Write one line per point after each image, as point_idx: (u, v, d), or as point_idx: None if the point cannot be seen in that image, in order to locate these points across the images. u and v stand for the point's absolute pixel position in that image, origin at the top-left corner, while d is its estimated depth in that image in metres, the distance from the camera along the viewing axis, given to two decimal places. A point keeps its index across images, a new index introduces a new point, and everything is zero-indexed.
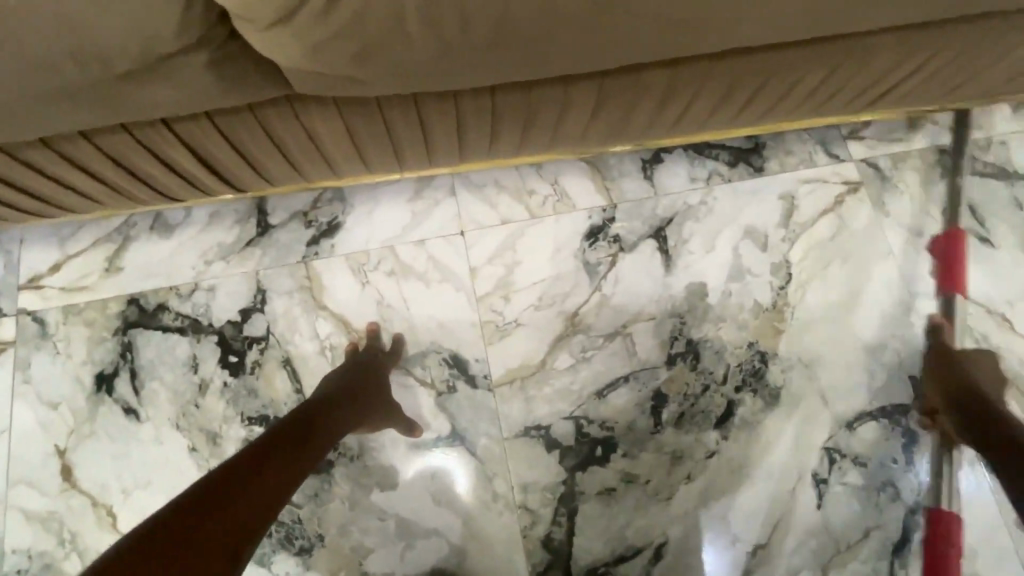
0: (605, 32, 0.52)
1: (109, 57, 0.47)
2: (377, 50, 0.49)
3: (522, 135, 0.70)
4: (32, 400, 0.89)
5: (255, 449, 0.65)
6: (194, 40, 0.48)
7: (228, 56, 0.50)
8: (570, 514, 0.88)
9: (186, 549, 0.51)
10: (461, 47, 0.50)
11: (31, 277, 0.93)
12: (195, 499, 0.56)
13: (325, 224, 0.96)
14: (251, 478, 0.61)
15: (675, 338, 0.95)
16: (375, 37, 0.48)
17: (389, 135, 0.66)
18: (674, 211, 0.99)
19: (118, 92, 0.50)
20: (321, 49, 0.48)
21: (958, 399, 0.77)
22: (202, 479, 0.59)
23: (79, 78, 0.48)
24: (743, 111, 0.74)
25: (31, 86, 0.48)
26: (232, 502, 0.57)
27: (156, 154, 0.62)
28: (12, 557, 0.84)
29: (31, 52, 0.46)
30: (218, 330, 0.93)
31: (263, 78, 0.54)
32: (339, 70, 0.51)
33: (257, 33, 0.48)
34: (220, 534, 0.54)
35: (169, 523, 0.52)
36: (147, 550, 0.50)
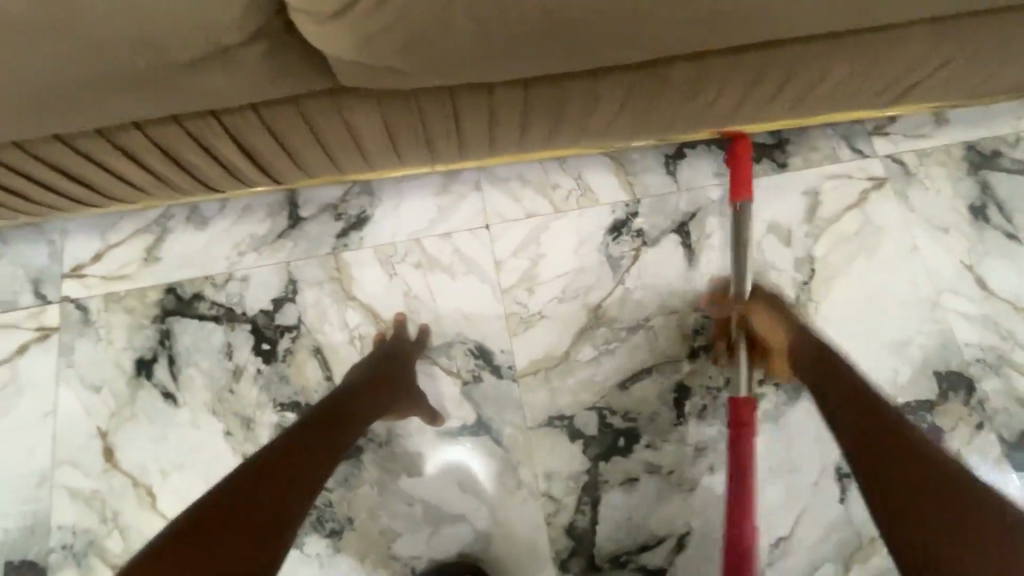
0: (638, 26, 0.54)
1: (172, 49, 0.50)
2: (423, 42, 0.51)
3: (551, 128, 0.72)
4: (75, 384, 0.93)
5: (278, 443, 0.66)
6: (250, 34, 0.51)
7: (282, 47, 0.53)
8: (593, 503, 0.90)
9: (218, 541, 0.53)
10: (502, 39, 0.52)
11: (74, 266, 0.97)
12: (229, 495, 0.57)
13: (353, 217, 0.99)
14: (282, 472, 0.62)
15: (698, 331, 0.96)
16: (421, 31, 0.50)
17: (423, 128, 0.68)
18: (697, 206, 1.00)
19: (176, 82, 0.53)
20: (371, 42, 0.51)
21: (825, 378, 0.73)
22: (233, 475, 0.60)
23: (143, 68, 0.51)
24: (770, 106, 0.75)
25: (94, 76, 0.51)
26: (263, 498, 0.59)
27: (203, 146, 0.64)
28: (57, 533, 0.88)
29: (101, 45, 0.48)
30: (252, 319, 0.96)
31: (309, 70, 0.56)
32: (385, 62, 0.54)
33: (312, 25, 0.50)
34: (251, 524, 0.56)
35: (196, 516, 0.55)
36: (184, 542, 0.52)
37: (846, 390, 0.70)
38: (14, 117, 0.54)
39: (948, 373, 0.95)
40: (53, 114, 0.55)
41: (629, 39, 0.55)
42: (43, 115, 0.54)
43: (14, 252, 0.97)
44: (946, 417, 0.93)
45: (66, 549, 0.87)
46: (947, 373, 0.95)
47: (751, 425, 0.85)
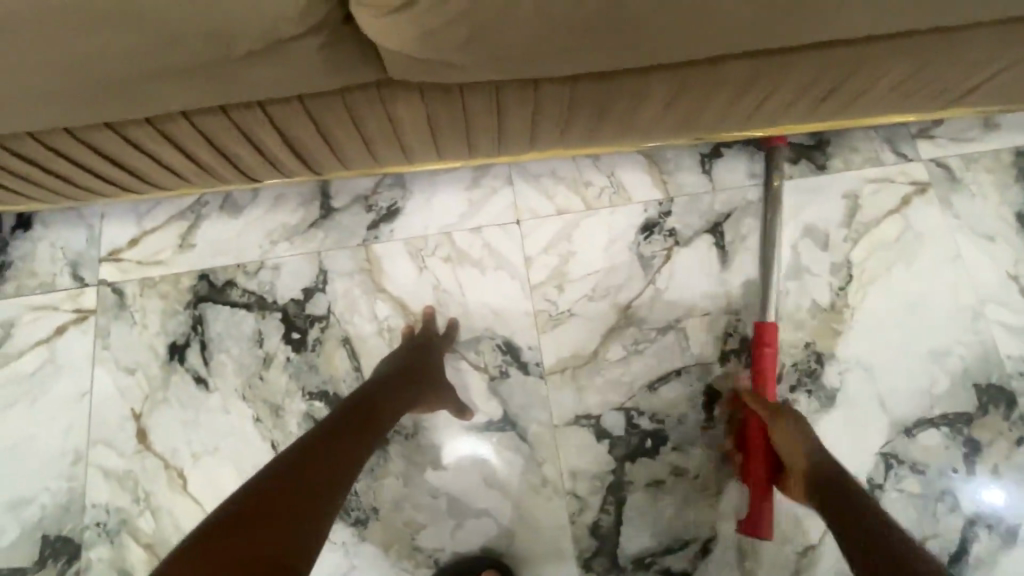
0: (698, 19, 0.52)
1: (232, 39, 0.50)
2: (480, 36, 0.51)
3: (593, 125, 0.71)
4: (110, 365, 0.95)
5: (307, 440, 0.67)
6: (310, 25, 0.50)
7: (338, 39, 0.53)
8: (618, 504, 0.89)
9: (251, 529, 0.55)
10: (563, 34, 0.52)
11: (111, 250, 0.98)
12: (259, 489, 0.59)
13: (384, 209, 0.99)
14: (309, 465, 0.63)
15: (729, 334, 0.94)
16: (481, 27, 0.50)
17: (466, 121, 0.67)
18: (732, 207, 0.98)
19: (231, 71, 0.53)
20: (430, 36, 0.50)
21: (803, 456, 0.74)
22: (262, 472, 0.62)
23: (200, 57, 0.51)
24: (818, 107, 0.73)
25: (146, 66, 0.51)
26: (292, 490, 0.60)
27: (247, 135, 0.65)
28: (91, 510, 0.90)
29: (161, 32, 0.49)
30: (283, 308, 0.96)
31: (359, 61, 0.56)
32: (440, 56, 0.53)
33: (373, 18, 0.50)
34: (287, 516, 0.57)
35: (230, 516, 0.56)
36: (219, 534, 0.54)
37: (823, 469, 0.71)
38: (67, 106, 0.55)
39: (988, 386, 0.92)
40: (103, 102, 0.55)
41: (687, 32, 0.54)
42: (97, 99, 0.55)
43: (54, 234, 0.99)
44: (984, 431, 0.91)
45: (99, 527, 0.89)
46: (987, 386, 0.92)
47: (774, 346, 0.86)
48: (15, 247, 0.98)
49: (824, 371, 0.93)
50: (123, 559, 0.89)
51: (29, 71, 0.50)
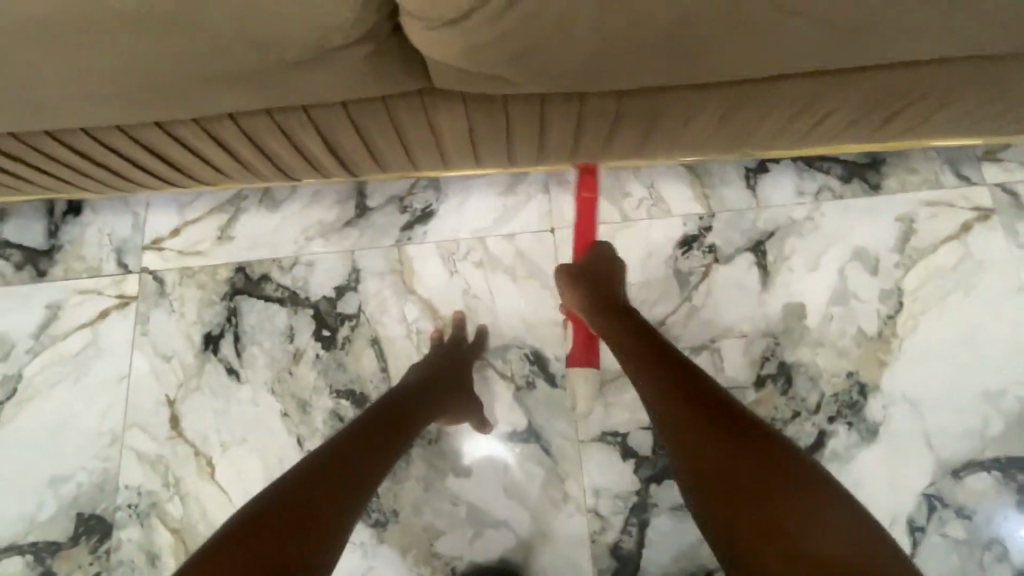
0: (763, 31, 0.50)
1: (282, 47, 0.50)
2: (534, 51, 0.50)
3: (638, 139, 0.69)
4: (148, 350, 0.97)
5: (333, 444, 0.67)
6: (360, 36, 0.50)
7: (388, 49, 0.52)
8: (640, 526, 0.87)
9: (274, 534, 0.55)
10: (621, 50, 0.50)
11: (154, 239, 1.01)
12: (281, 494, 0.59)
13: (419, 210, 0.99)
14: (333, 471, 0.63)
15: (767, 358, 0.91)
16: (534, 40, 0.49)
17: (507, 131, 0.66)
18: (776, 225, 0.95)
19: (279, 78, 0.53)
20: (485, 50, 0.49)
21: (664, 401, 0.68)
22: (286, 477, 0.61)
23: (251, 64, 0.51)
24: (881, 127, 0.69)
25: (198, 71, 0.52)
26: (313, 495, 0.59)
27: (289, 137, 0.65)
28: (124, 491, 0.92)
29: (214, 40, 0.49)
30: (315, 305, 0.97)
31: (404, 70, 0.55)
32: (488, 68, 0.52)
33: (427, 31, 0.49)
34: (307, 521, 0.57)
35: (252, 519, 0.56)
36: (242, 538, 0.54)
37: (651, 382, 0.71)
38: (120, 105, 0.56)
39: None
40: (153, 102, 0.56)
41: (745, 47, 0.51)
42: (149, 100, 0.55)
43: (101, 220, 1.02)
44: None
45: (130, 508, 0.92)
46: None
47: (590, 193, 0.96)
48: (65, 231, 1.02)
49: (868, 403, 0.88)
50: (151, 542, 0.91)
51: (85, 71, 0.51)
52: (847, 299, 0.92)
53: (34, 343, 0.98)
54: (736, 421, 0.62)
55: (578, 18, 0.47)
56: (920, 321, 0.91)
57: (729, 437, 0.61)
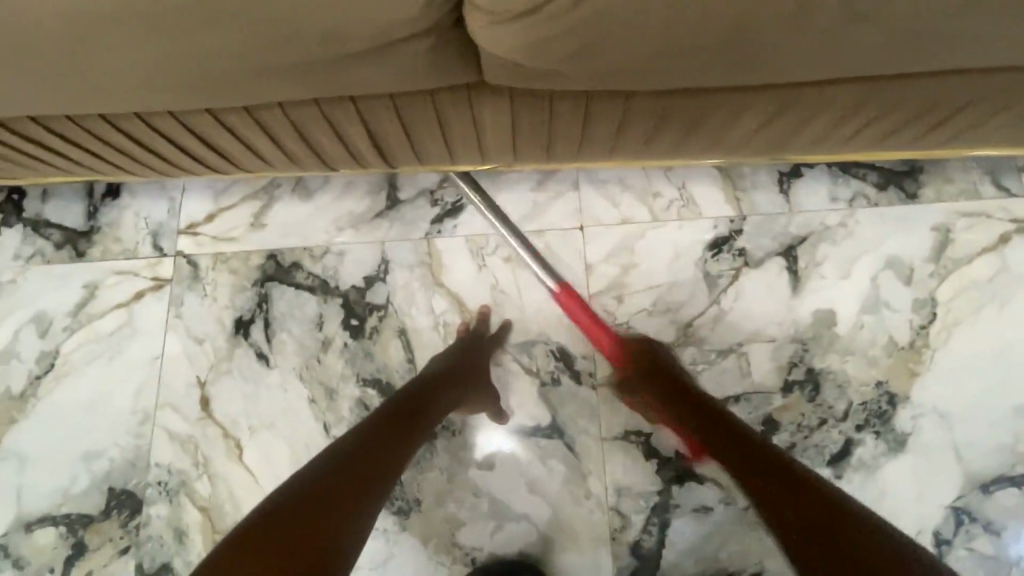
0: (820, 33, 0.50)
1: (344, 39, 0.51)
2: (592, 49, 0.51)
3: (679, 140, 0.69)
4: (181, 333, 0.99)
5: (354, 437, 0.68)
6: (422, 29, 0.51)
7: (445, 43, 0.53)
8: (661, 526, 0.87)
9: (296, 523, 0.55)
10: (677, 51, 0.51)
11: (189, 224, 1.03)
12: (302, 486, 0.60)
13: (449, 204, 1.00)
14: (352, 463, 0.64)
15: (795, 364, 0.90)
16: (592, 38, 0.50)
17: (549, 127, 0.66)
18: (808, 231, 0.94)
19: (335, 69, 0.54)
20: (544, 45, 0.51)
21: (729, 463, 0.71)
22: (306, 470, 0.62)
23: (311, 56, 0.52)
24: (925, 135, 0.69)
25: (258, 61, 0.53)
26: (334, 487, 0.60)
27: (334, 128, 0.66)
28: (155, 469, 0.95)
29: (278, 31, 0.50)
30: (344, 294, 0.99)
31: (458, 64, 0.56)
32: (542, 64, 0.53)
33: (490, 26, 0.50)
34: (328, 511, 0.58)
35: (273, 510, 0.57)
36: (265, 528, 0.55)
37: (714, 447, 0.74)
38: (175, 91, 0.57)
39: None
40: (208, 89, 0.57)
41: (802, 49, 0.52)
42: (205, 87, 0.57)
43: (139, 204, 1.04)
44: None
45: (160, 485, 0.94)
46: None
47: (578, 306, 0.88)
48: (104, 213, 1.04)
49: (897, 414, 0.87)
50: (179, 519, 0.93)
51: (149, 57, 0.53)
52: (878, 307, 0.91)
53: (71, 321, 1.01)
54: (775, 461, 0.68)
55: (638, 18, 0.48)
56: (953, 333, 0.89)
57: (772, 477, 0.66)
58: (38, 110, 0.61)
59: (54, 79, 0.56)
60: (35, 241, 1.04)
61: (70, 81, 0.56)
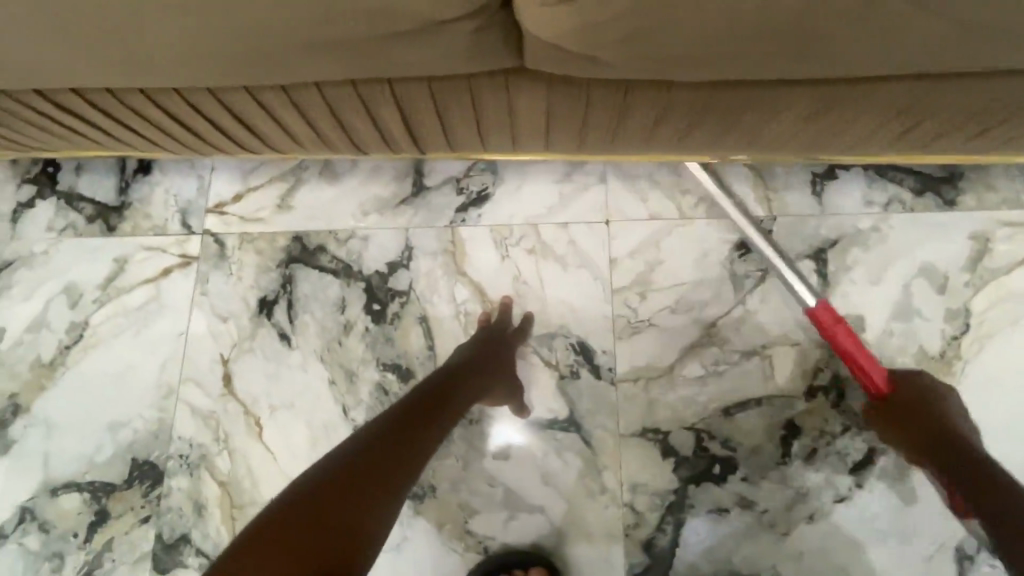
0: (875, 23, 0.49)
1: (390, 17, 0.51)
2: (642, 34, 0.50)
3: (716, 137, 0.68)
4: (206, 310, 1.01)
5: (379, 425, 0.68)
6: (471, 10, 0.51)
7: (490, 25, 0.53)
8: (676, 525, 0.87)
9: (315, 513, 0.56)
10: (728, 40, 0.51)
11: (217, 203, 1.04)
12: (325, 475, 0.60)
13: (475, 193, 1.00)
14: (375, 452, 0.64)
15: (819, 370, 0.89)
16: (641, 25, 0.49)
17: (585, 117, 0.65)
18: (839, 234, 0.92)
19: (376, 48, 0.54)
20: (594, 29, 0.50)
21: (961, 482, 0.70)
22: (330, 457, 0.63)
23: (355, 35, 0.53)
24: (971, 141, 0.67)
25: (302, 38, 0.53)
26: (357, 476, 0.60)
27: (368, 111, 0.66)
28: (177, 442, 0.96)
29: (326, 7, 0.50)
30: (367, 278, 0.99)
31: (501, 48, 0.56)
32: (589, 51, 0.53)
33: (539, 9, 0.50)
34: (347, 501, 0.58)
35: (296, 499, 0.58)
36: (287, 516, 0.56)
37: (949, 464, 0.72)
38: (215, 66, 0.58)
39: None
40: (246, 66, 0.57)
41: (855, 40, 0.51)
42: (246, 63, 0.57)
43: (169, 181, 1.06)
44: None
45: (182, 458, 0.96)
46: None
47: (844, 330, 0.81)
48: (134, 189, 1.06)
49: None
50: (199, 492, 0.95)
51: (197, 29, 0.53)
52: (909, 315, 0.89)
53: (101, 294, 1.03)
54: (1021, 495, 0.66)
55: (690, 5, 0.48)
56: (986, 345, 0.87)
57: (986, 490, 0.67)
58: (81, 81, 0.62)
59: (99, 50, 0.57)
60: (68, 214, 1.06)
61: (115, 52, 0.57)
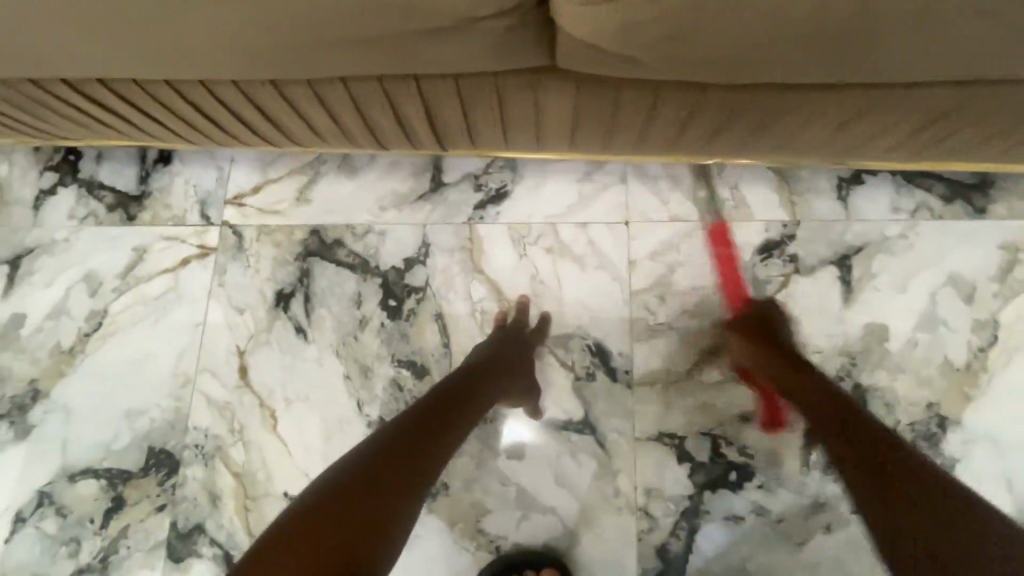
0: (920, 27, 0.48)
1: (425, 15, 0.50)
2: (681, 35, 0.50)
3: (746, 140, 0.67)
4: (223, 301, 1.01)
5: (399, 425, 0.68)
6: (507, 9, 0.50)
7: (526, 25, 0.53)
8: (690, 530, 0.86)
9: (338, 515, 0.57)
10: (769, 42, 0.50)
11: (235, 194, 1.04)
12: (347, 476, 0.61)
13: (493, 190, 0.99)
14: (396, 453, 0.65)
15: (840, 378, 0.87)
16: (681, 27, 0.49)
17: (613, 118, 0.64)
18: (865, 241, 0.90)
19: (408, 44, 0.54)
20: (632, 31, 0.50)
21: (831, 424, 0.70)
22: (351, 458, 0.64)
23: (390, 32, 0.52)
24: (1007, 149, 0.66)
25: (336, 34, 0.53)
26: (379, 478, 0.61)
27: (392, 107, 0.65)
28: (193, 432, 0.97)
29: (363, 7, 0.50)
30: (383, 274, 0.99)
31: (534, 48, 0.55)
32: (625, 49, 0.52)
33: (578, 7, 0.49)
34: (369, 502, 0.59)
35: (320, 500, 0.59)
36: (311, 516, 0.57)
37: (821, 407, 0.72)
38: (245, 59, 0.58)
39: None
40: (277, 61, 0.57)
41: (898, 41, 0.50)
42: (276, 57, 0.57)
43: (188, 171, 1.06)
44: None
45: (197, 448, 0.97)
46: None
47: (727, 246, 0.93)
48: (154, 179, 1.06)
49: (946, 438, 0.84)
50: (213, 482, 0.95)
51: (230, 24, 0.53)
52: (935, 325, 0.87)
53: (120, 283, 1.04)
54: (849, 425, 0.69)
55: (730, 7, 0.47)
56: (1014, 358, 0.85)
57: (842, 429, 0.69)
58: (112, 71, 0.62)
59: (132, 42, 0.57)
60: (88, 202, 1.06)
61: (143, 41, 0.57)
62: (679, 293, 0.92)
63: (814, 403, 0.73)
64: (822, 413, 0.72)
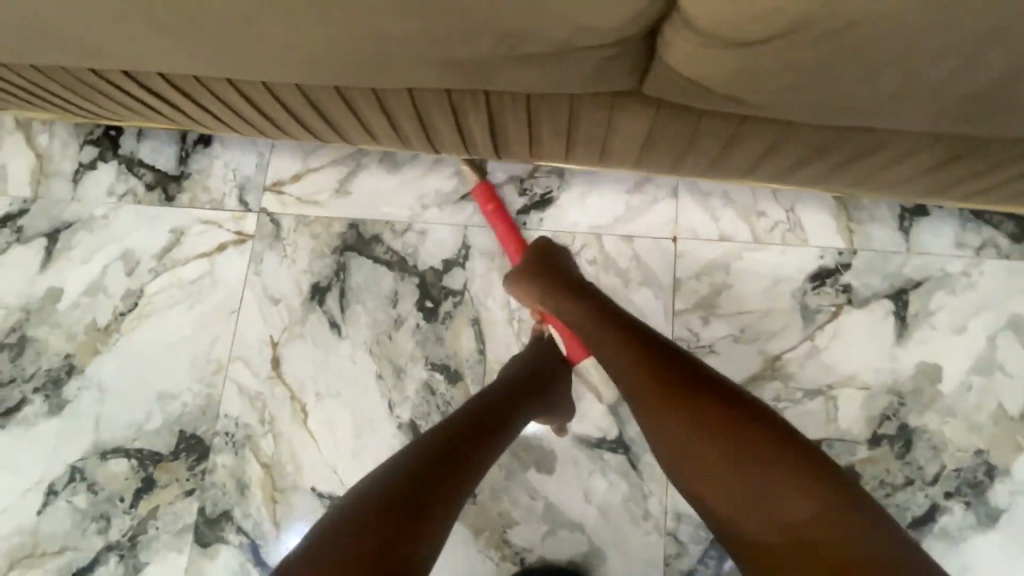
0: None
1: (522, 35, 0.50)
2: (795, 67, 0.48)
3: (827, 170, 0.66)
4: (258, 290, 1.00)
5: (433, 440, 0.66)
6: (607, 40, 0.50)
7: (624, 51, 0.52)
8: (718, 558, 0.85)
9: (374, 537, 0.55)
10: (877, 78, 0.49)
11: (275, 181, 1.03)
12: (380, 496, 0.58)
13: (538, 196, 0.96)
14: (432, 471, 0.62)
15: (887, 417, 0.84)
16: (788, 63, 0.48)
17: (689, 142, 0.64)
18: (925, 275, 0.87)
19: (497, 60, 0.53)
20: (735, 70, 0.50)
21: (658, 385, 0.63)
22: (384, 473, 0.62)
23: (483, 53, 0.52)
24: None
25: (425, 48, 0.52)
26: (416, 498, 0.59)
27: (456, 120, 0.65)
28: (223, 419, 0.97)
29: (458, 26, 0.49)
30: (421, 274, 0.97)
31: (624, 70, 0.55)
32: (723, 85, 0.52)
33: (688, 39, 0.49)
34: (404, 523, 0.56)
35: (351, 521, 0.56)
36: (345, 537, 0.55)
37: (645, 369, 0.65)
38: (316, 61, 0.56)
39: None
40: (349, 65, 0.56)
41: (1009, 85, 0.48)
42: (348, 59, 0.55)
43: (229, 155, 1.05)
44: None
45: (227, 436, 0.97)
46: None
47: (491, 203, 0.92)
48: (194, 160, 1.05)
49: (992, 488, 0.82)
50: (242, 471, 0.96)
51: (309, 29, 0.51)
52: (992, 370, 0.84)
53: (157, 264, 1.03)
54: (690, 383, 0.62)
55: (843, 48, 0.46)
56: None
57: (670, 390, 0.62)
58: (174, 65, 0.60)
59: (201, 38, 0.55)
60: (128, 179, 1.06)
61: (212, 40, 0.55)
62: (725, 316, 0.89)
63: (638, 362, 0.66)
64: (644, 375, 0.65)
